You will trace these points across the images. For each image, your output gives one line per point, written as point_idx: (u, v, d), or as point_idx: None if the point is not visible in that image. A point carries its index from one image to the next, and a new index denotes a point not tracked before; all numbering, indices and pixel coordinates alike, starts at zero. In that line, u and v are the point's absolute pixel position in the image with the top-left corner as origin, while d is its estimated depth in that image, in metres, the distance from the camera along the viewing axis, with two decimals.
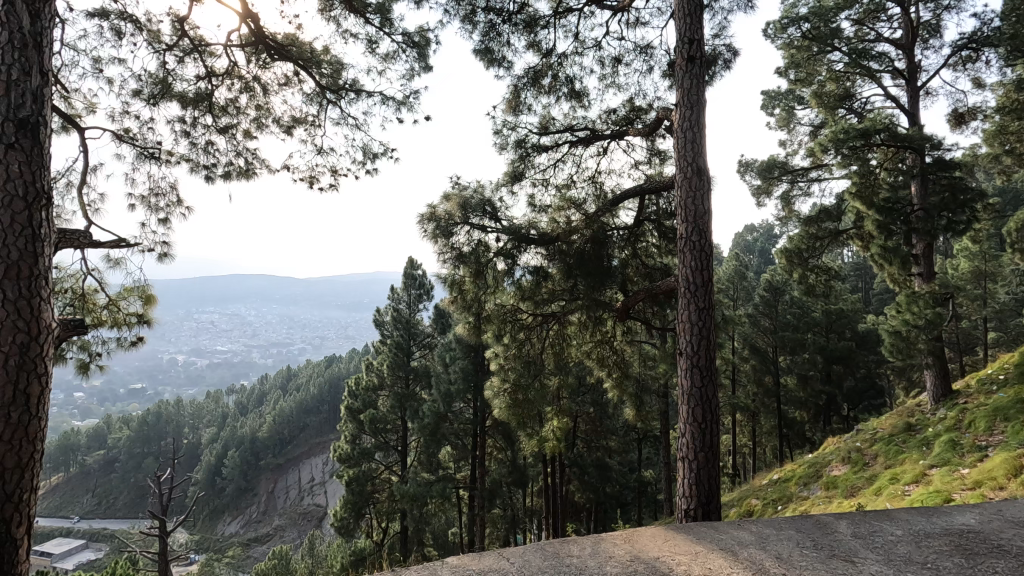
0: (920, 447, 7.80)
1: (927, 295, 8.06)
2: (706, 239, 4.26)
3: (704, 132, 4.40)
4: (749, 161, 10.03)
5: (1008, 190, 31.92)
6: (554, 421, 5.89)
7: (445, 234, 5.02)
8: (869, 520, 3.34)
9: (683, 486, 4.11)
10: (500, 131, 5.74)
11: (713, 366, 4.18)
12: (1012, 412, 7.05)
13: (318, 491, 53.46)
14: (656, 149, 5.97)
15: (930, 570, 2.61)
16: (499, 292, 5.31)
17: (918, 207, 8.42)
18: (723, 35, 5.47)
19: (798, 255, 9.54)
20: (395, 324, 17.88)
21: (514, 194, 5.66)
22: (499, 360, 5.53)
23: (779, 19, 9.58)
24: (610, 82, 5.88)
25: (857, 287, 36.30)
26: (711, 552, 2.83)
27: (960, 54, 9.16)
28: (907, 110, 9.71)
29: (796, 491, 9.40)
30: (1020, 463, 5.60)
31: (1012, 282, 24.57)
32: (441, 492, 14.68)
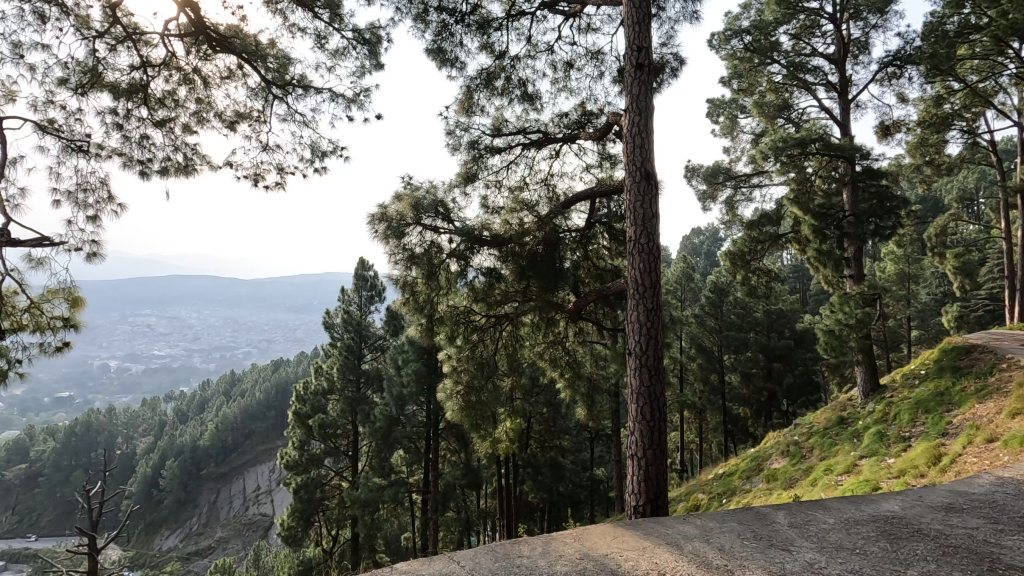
0: (852, 439, 8.28)
1: (858, 296, 8.57)
2: (654, 241, 4.38)
3: (652, 137, 4.53)
4: (696, 167, 10.38)
5: (929, 198, 34.43)
6: (507, 423, 5.91)
7: (396, 234, 4.94)
8: (804, 510, 3.51)
9: (632, 484, 4.21)
10: (453, 132, 5.72)
11: (661, 365, 4.30)
12: (932, 404, 7.60)
13: (263, 500, 51.55)
14: (606, 153, 6.10)
15: (858, 555, 2.78)
16: (452, 294, 5.27)
17: (850, 213, 8.94)
18: (670, 44, 5.65)
19: (741, 258, 9.95)
20: (346, 326, 17.51)
21: (467, 196, 5.65)
22: (452, 363, 5.48)
23: (723, 30, 10.00)
24: (562, 87, 5.97)
25: (794, 289, 38.37)
26: (658, 547, 2.91)
27: (887, 71, 9.81)
28: (839, 122, 10.31)
29: (740, 485, 9.78)
30: (938, 452, 6.04)
31: (933, 284, 26.50)
32: (393, 497, 14.44)
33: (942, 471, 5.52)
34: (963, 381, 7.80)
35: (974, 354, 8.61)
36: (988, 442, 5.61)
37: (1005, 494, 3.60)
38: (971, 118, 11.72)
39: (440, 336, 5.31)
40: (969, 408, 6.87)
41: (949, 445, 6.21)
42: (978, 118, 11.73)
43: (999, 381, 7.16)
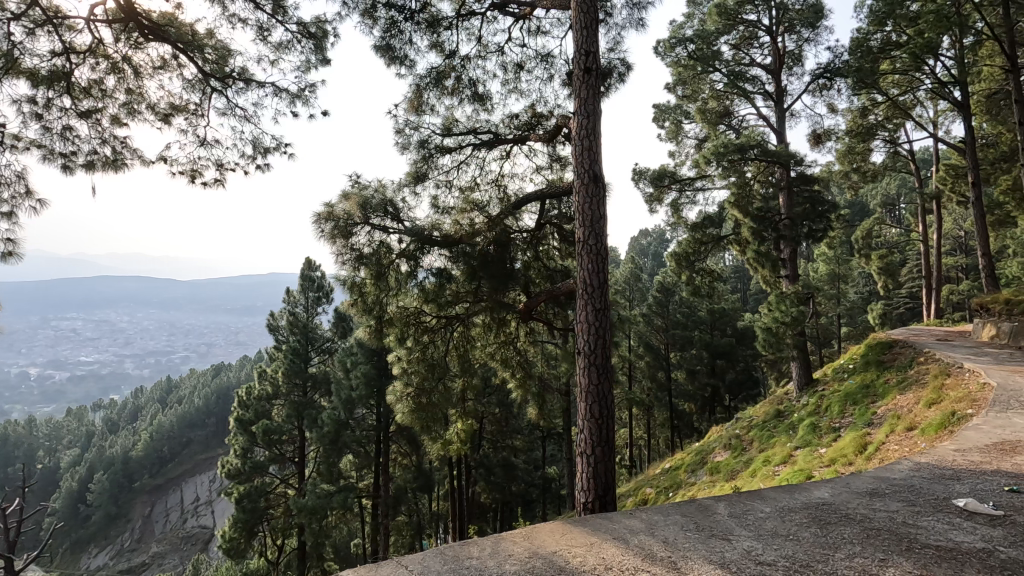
0: (788, 431, 8.73)
1: (792, 295, 9.03)
2: (602, 243, 4.46)
3: (600, 141, 4.62)
4: (642, 170, 10.65)
5: (856, 203, 36.87)
6: (459, 424, 5.87)
7: (344, 234, 4.82)
8: (743, 500, 3.67)
9: (581, 480, 4.28)
10: (402, 131, 5.64)
11: (609, 364, 4.39)
12: (859, 397, 8.12)
13: (202, 512, 49.23)
14: (556, 155, 6.18)
15: (790, 540, 2.93)
16: (402, 295, 5.19)
17: (785, 216, 9.42)
18: (617, 50, 5.78)
19: (685, 259, 10.30)
20: (292, 328, 16.98)
21: (416, 195, 5.60)
22: (401, 364, 5.39)
23: (668, 38, 10.33)
24: (512, 88, 6.01)
25: (735, 289, 40.12)
26: (605, 541, 2.97)
27: (818, 82, 10.40)
28: (775, 129, 10.84)
29: (686, 478, 10.12)
30: (864, 441, 6.45)
31: (860, 284, 28.34)
32: (342, 503, 14.07)
33: (868, 459, 5.90)
34: (887, 374, 8.35)
35: (896, 349, 9.25)
36: (908, 430, 6.03)
37: (921, 478, 3.88)
38: (892, 129, 12.63)
39: (389, 338, 5.23)
40: (892, 399, 7.37)
41: (873, 434, 6.64)
42: (898, 129, 12.65)
43: (918, 374, 7.73)
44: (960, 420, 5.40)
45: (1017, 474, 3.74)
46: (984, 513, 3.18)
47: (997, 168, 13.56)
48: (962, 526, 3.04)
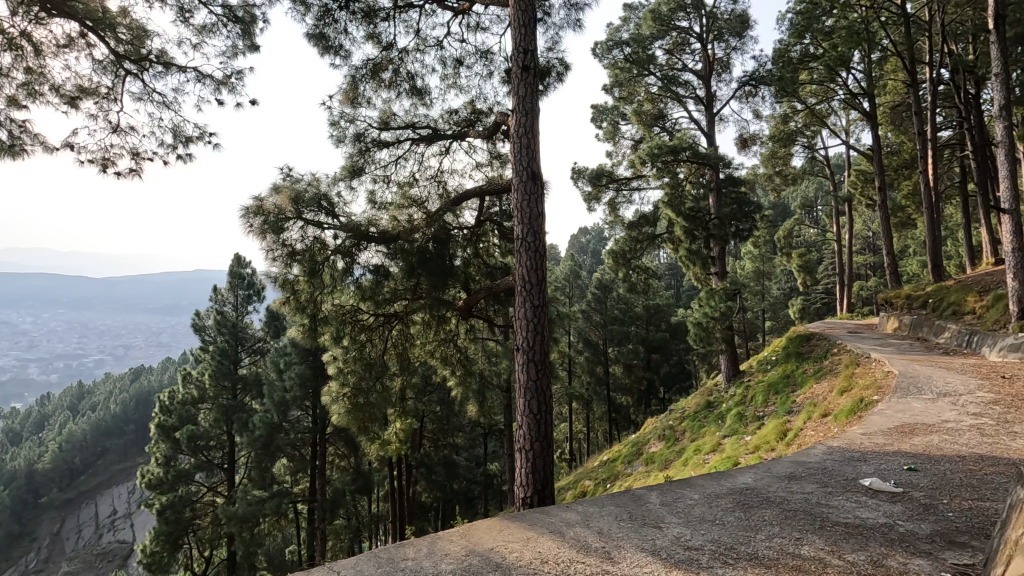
0: (717, 420, 9.17)
1: (721, 291, 9.47)
2: (540, 240, 4.50)
3: (538, 139, 4.65)
4: (581, 169, 10.85)
5: (779, 204, 39.44)
6: (398, 424, 5.77)
7: (274, 230, 4.61)
8: (674, 489, 3.81)
9: (520, 476, 4.31)
10: (337, 123, 5.46)
11: (547, 360, 4.44)
12: (780, 386, 8.64)
13: (121, 526, 45.84)
14: (496, 152, 6.18)
15: (716, 525, 3.08)
16: (338, 292, 5.03)
17: (715, 216, 9.86)
18: (556, 49, 5.85)
19: (622, 256, 10.59)
20: (220, 328, 16.15)
21: (352, 190, 5.42)
22: (337, 364, 5.19)
23: (605, 41, 10.59)
24: (451, 83, 5.94)
25: (668, 286, 41.75)
26: (542, 535, 3.01)
27: (744, 89, 10.96)
28: (705, 132, 11.34)
29: (622, 469, 10.42)
30: (784, 428, 6.88)
31: (782, 280, 30.24)
32: (275, 509, 13.44)
33: (788, 445, 6.29)
34: (805, 365, 8.93)
35: (813, 341, 9.92)
36: (823, 417, 6.48)
37: (834, 460, 4.18)
38: (810, 135, 13.51)
39: (324, 337, 5.04)
40: (810, 388, 7.89)
41: (792, 421, 7.09)
42: (816, 136, 13.55)
43: (832, 363, 8.32)
44: (867, 406, 5.86)
45: (914, 454, 4.10)
46: (887, 490, 3.46)
47: (900, 174, 14.81)
48: (867, 503, 3.29)
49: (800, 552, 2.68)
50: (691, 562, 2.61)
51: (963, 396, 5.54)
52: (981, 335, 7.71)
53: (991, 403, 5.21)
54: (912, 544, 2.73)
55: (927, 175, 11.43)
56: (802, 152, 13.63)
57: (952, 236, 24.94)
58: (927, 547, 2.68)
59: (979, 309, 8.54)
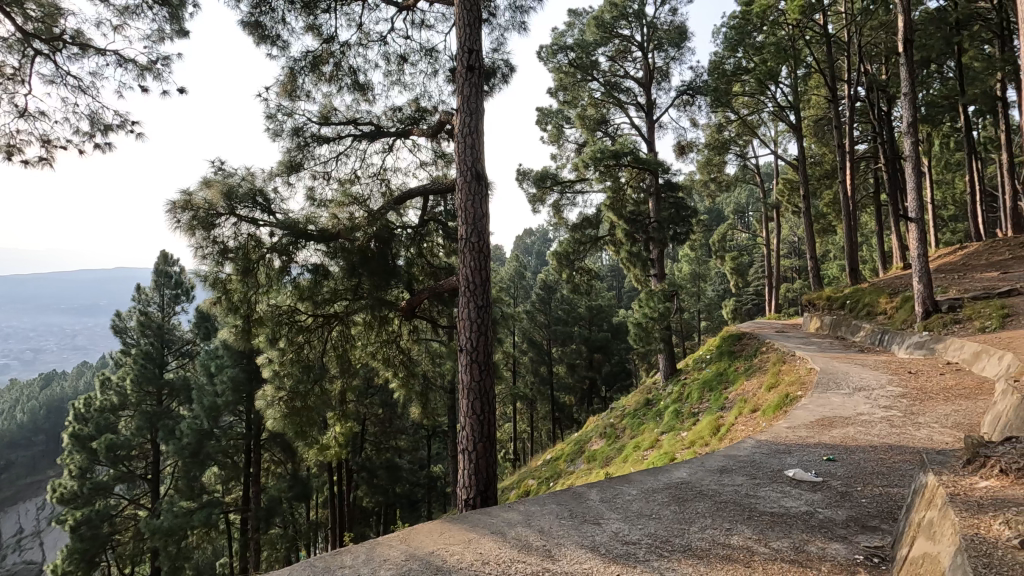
0: (655, 418, 9.48)
1: (659, 292, 9.79)
2: (484, 240, 4.49)
3: (482, 140, 4.64)
4: (526, 170, 10.91)
5: (714, 210, 41.49)
6: (337, 428, 5.60)
7: (204, 226, 4.37)
8: (613, 485, 3.90)
9: (463, 477, 4.28)
10: (273, 116, 5.25)
11: (490, 360, 4.44)
12: (714, 384, 9.04)
13: (27, 546, 42.00)
14: (440, 151, 6.12)
15: (652, 519, 3.18)
16: (273, 292, 4.83)
17: (654, 219, 10.19)
18: (501, 51, 5.86)
19: (566, 258, 10.75)
20: (143, 329, 15.19)
21: (290, 186, 5.22)
22: (273, 367, 4.99)
23: (550, 44, 10.75)
24: (395, 80, 5.83)
25: (610, 287, 42.77)
26: (483, 536, 3.00)
27: (682, 98, 11.38)
28: (646, 138, 11.70)
29: (565, 467, 10.58)
30: (718, 424, 7.18)
31: (716, 282, 31.69)
32: (204, 520, 12.72)
33: (720, 440, 6.58)
34: (737, 363, 9.39)
35: (744, 340, 10.43)
36: (753, 412, 6.81)
37: (761, 454, 4.41)
38: (742, 144, 14.22)
39: (258, 339, 4.82)
40: (741, 385, 8.28)
41: (725, 417, 7.42)
42: (747, 145, 14.28)
43: (761, 361, 8.79)
44: (793, 401, 6.21)
45: (833, 445, 4.38)
46: (808, 480, 3.68)
47: (822, 184, 15.85)
48: (791, 493, 3.49)
49: (730, 542, 2.80)
50: (629, 557, 2.68)
51: (875, 390, 5.98)
52: (891, 334, 8.35)
53: (899, 396, 5.66)
54: (830, 530, 2.91)
55: (846, 185, 12.27)
56: (735, 159, 14.32)
57: (866, 242, 26.95)
58: (843, 532, 2.87)
59: (890, 309, 9.27)
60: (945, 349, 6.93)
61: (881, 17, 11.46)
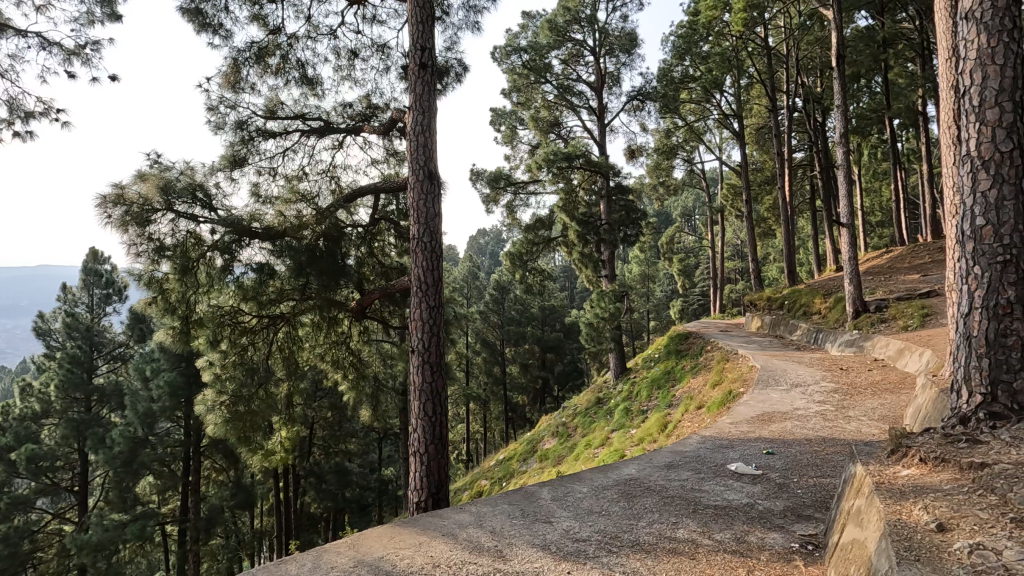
0: (605, 416, 9.67)
1: (610, 293, 9.98)
2: (437, 240, 4.45)
3: (435, 138, 4.60)
4: (480, 170, 10.89)
5: (662, 213, 42.87)
6: (283, 433, 5.42)
7: (138, 222, 4.12)
8: (564, 483, 3.95)
9: (414, 480, 4.23)
10: (215, 108, 5.02)
11: (442, 361, 4.40)
12: (662, 381, 9.30)
13: None
14: (392, 149, 6.02)
15: (602, 515, 3.23)
16: (215, 292, 4.62)
17: (605, 222, 10.39)
18: (454, 50, 5.82)
19: (519, 258, 10.80)
20: (70, 331, 14.20)
21: (233, 181, 5.00)
22: (214, 370, 4.77)
23: (504, 46, 10.77)
24: (346, 75, 5.69)
25: (563, 288, 43.32)
26: (434, 539, 2.97)
27: (632, 103, 11.66)
28: (597, 141, 11.91)
29: (518, 467, 10.64)
30: (665, 421, 7.39)
31: (665, 283, 32.64)
32: (138, 533, 12.02)
33: (668, 436, 6.77)
34: (683, 361, 9.70)
35: (690, 339, 10.79)
36: (699, 409, 7.05)
37: (706, 449, 4.57)
38: (689, 149, 14.70)
39: (197, 340, 4.60)
40: (687, 382, 8.57)
41: (672, 414, 7.65)
42: (693, 150, 14.78)
43: (706, 359, 9.12)
44: (735, 398, 6.47)
45: (771, 439, 4.60)
46: (749, 473, 3.84)
47: (763, 190, 16.63)
48: (733, 486, 3.63)
49: (677, 535, 2.89)
50: (579, 554, 2.71)
51: (810, 386, 6.30)
52: (825, 332, 8.83)
53: (832, 391, 5.99)
54: (769, 520, 3.05)
55: (785, 191, 12.89)
56: (682, 165, 14.81)
57: (802, 246, 28.44)
58: (780, 521, 3.01)
59: (824, 309, 9.80)
60: (872, 346, 7.38)
61: (817, 32, 12.12)
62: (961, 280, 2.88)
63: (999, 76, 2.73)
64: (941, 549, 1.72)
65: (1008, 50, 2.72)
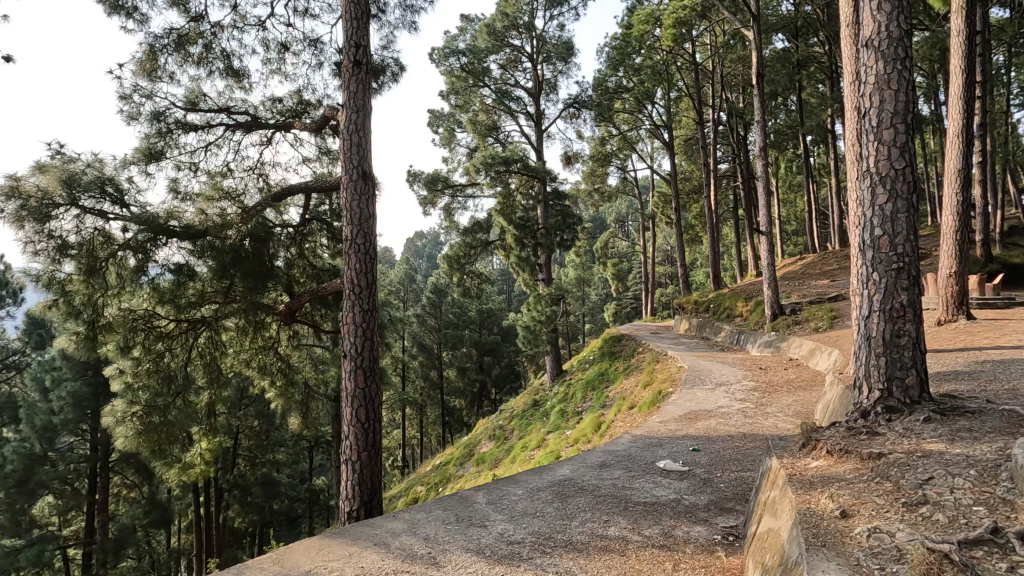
0: (542, 418, 9.77)
1: (547, 296, 10.13)
2: (371, 242, 4.34)
3: (369, 138, 4.50)
4: (417, 172, 10.76)
5: (596, 219, 44.17)
6: (203, 444, 5.11)
7: (37, 217, 3.75)
8: (500, 486, 3.95)
9: (345, 489, 4.09)
10: (129, 97, 4.67)
11: (377, 365, 4.29)
12: (596, 383, 9.53)
13: None
14: (325, 147, 5.83)
15: (536, 517, 3.26)
16: (127, 294, 4.29)
17: (541, 226, 10.56)
18: (391, 48, 5.72)
19: (457, 262, 10.71)
20: None
21: (149, 176, 4.66)
22: (125, 379, 4.41)
23: (443, 47, 10.70)
24: (275, 69, 5.46)
25: (501, 291, 43.48)
26: (366, 549, 2.89)
27: (568, 110, 11.90)
28: (535, 146, 12.07)
29: (454, 472, 10.54)
30: (599, 421, 7.56)
31: (599, 287, 33.53)
32: (33, 559, 10.88)
33: (601, 436, 6.93)
34: (616, 363, 9.98)
35: (623, 341, 11.12)
36: (631, 409, 7.27)
37: (636, 447, 4.72)
38: (623, 157, 15.18)
39: (105, 347, 4.25)
40: (620, 384, 8.81)
41: (606, 415, 7.84)
42: (627, 158, 15.27)
43: (637, 361, 9.43)
44: (664, 397, 6.72)
45: (697, 437, 4.81)
46: (676, 470, 4.00)
47: (690, 198, 17.43)
48: (661, 483, 3.77)
49: (608, 533, 2.96)
50: (513, 556, 2.72)
51: (732, 385, 6.66)
52: (747, 334, 9.37)
53: (752, 390, 6.36)
54: (694, 514, 3.19)
55: (711, 200, 13.55)
56: (616, 172, 15.27)
57: (726, 252, 30.07)
58: (704, 515, 3.15)
59: (746, 312, 10.38)
60: (787, 346, 7.90)
61: (739, 52, 12.91)
62: (862, 285, 3.13)
63: (893, 100, 3.01)
64: (844, 534, 1.86)
65: (900, 77, 3.00)
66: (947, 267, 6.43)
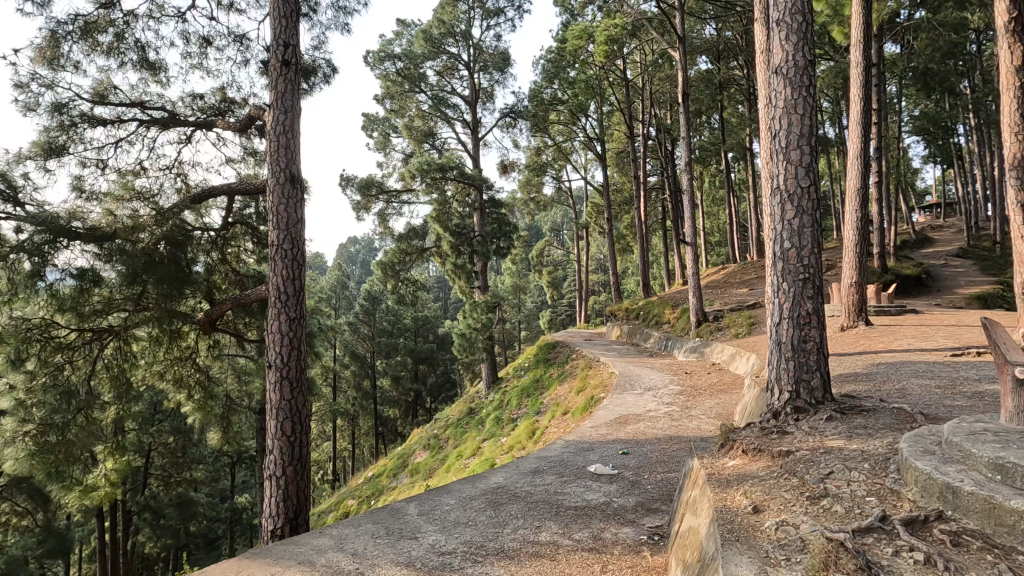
0: (477, 426, 9.74)
1: (483, 303, 10.14)
2: (299, 248, 4.18)
3: (298, 140, 4.35)
4: (350, 176, 10.49)
5: (532, 228, 44.82)
6: (108, 464, 4.71)
7: None
8: (432, 497, 3.89)
9: (269, 506, 3.90)
10: (25, 86, 4.28)
11: (304, 375, 4.13)
12: (531, 390, 9.61)
13: None
14: (250, 147, 5.58)
15: (468, 526, 3.25)
16: (19, 302, 3.90)
17: (478, 234, 10.57)
18: (322, 49, 5.57)
19: (391, 268, 10.52)
20: None
21: (48, 172, 4.28)
22: (16, 395, 3.99)
23: (378, 51, 10.53)
24: (196, 63, 5.17)
25: (437, 299, 43.08)
26: (289, 569, 2.77)
27: (505, 120, 12.03)
28: (471, 154, 12.08)
29: (387, 484, 10.28)
30: (533, 428, 7.63)
31: (535, 294, 33.94)
32: None
33: (535, 443, 6.98)
34: (551, 370, 10.12)
35: (557, 348, 11.31)
36: (564, 415, 7.39)
37: (568, 452, 4.80)
38: (558, 167, 15.50)
39: None
40: (554, 390, 8.95)
41: (540, 421, 7.91)
42: (562, 168, 15.61)
43: (571, 367, 9.63)
44: (597, 402, 6.88)
45: (626, 440, 4.96)
46: (607, 473, 4.10)
47: (622, 209, 18.03)
48: (592, 486, 3.85)
49: (539, 539, 3.00)
50: (444, 567, 2.69)
51: (660, 389, 6.93)
52: (674, 340, 9.78)
53: (678, 393, 6.64)
54: (622, 516, 3.28)
55: (641, 211, 14.08)
56: (552, 181, 15.57)
57: (655, 261, 31.32)
58: (632, 516, 3.26)
59: (673, 319, 10.84)
60: (710, 352, 8.31)
61: (666, 71, 13.57)
62: (773, 294, 3.35)
63: (799, 124, 3.27)
64: (756, 528, 1.98)
65: (805, 102, 3.26)
66: (849, 277, 7.01)
